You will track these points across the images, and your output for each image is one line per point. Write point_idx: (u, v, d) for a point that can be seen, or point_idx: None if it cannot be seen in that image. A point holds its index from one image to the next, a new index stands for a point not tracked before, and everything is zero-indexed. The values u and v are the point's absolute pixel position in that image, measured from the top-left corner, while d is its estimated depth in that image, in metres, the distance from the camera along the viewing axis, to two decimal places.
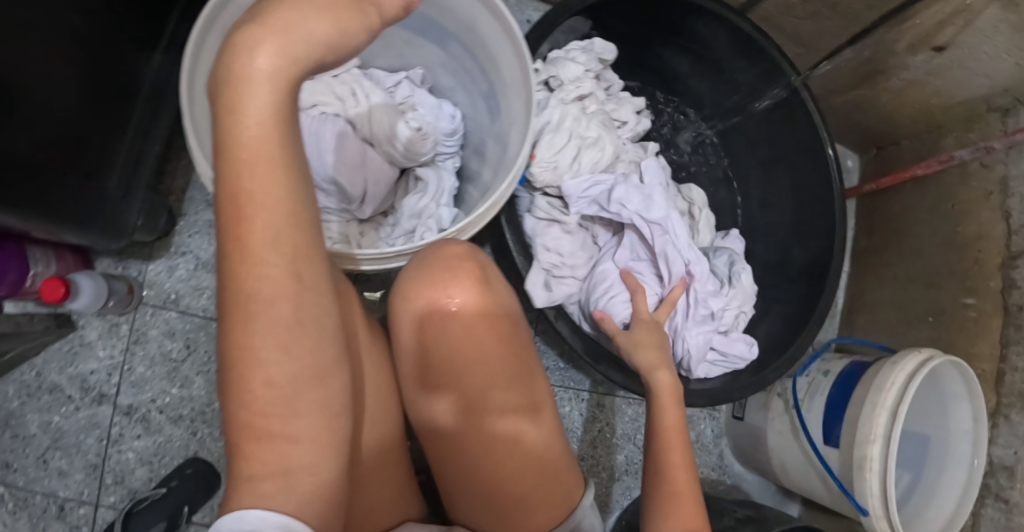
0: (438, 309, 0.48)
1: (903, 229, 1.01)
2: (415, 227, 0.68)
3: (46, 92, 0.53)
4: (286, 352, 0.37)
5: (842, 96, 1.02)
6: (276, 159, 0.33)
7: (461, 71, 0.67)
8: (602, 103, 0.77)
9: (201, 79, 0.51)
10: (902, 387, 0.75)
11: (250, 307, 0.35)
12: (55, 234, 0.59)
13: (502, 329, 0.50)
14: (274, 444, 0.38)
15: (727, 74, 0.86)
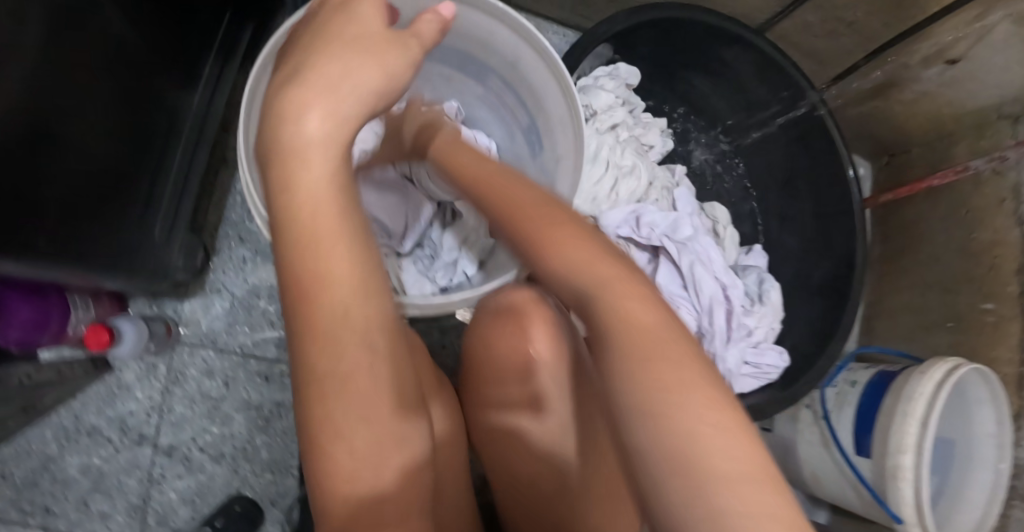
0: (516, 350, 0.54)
1: (918, 236, 1.03)
2: (455, 258, 0.70)
3: (97, 144, 0.54)
4: (372, 427, 0.37)
5: (856, 107, 1.03)
6: (338, 226, 0.34)
7: (496, 103, 0.68)
8: (632, 128, 0.78)
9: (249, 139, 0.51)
10: (931, 397, 0.77)
11: (326, 383, 0.36)
12: (103, 280, 0.59)
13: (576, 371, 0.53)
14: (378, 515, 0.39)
15: (747, 93, 0.88)
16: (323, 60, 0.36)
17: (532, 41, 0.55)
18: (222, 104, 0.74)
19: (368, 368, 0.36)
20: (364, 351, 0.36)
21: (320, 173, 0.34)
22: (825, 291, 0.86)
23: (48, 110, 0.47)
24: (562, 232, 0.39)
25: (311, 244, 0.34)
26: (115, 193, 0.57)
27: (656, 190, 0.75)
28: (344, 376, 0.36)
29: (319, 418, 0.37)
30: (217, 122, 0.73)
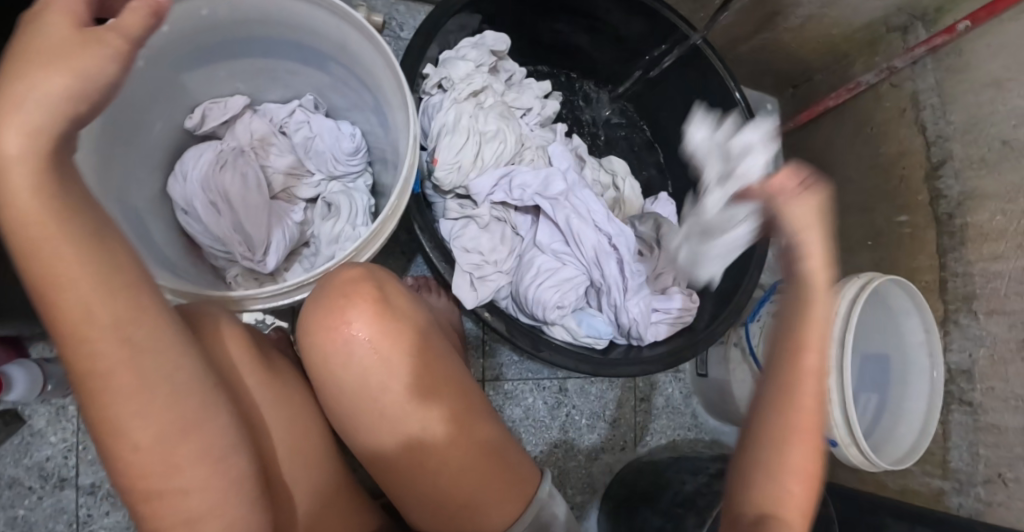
0: (344, 338, 0.49)
1: (829, 161, 1.03)
2: (335, 251, 0.67)
3: None
4: (152, 421, 0.38)
5: (745, 43, 1.03)
6: (56, 238, 0.34)
7: (347, 90, 0.67)
8: (501, 95, 0.78)
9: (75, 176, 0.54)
10: (846, 315, 0.77)
11: (97, 370, 0.36)
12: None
13: (407, 339, 0.51)
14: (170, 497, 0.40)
15: (625, 39, 0.86)
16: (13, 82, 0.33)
17: (348, 17, 0.54)
18: None
19: (130, 363, 0.37)
20: (120, 346, 0.36)
21: (26, 183, 0.33)
22: None
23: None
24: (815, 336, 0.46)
25: (28, 246, 0.34)
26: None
27: (529, 150, 0.77)
28: (105, 369, 0.36)
29: (94, 397, 0.37)
30: None
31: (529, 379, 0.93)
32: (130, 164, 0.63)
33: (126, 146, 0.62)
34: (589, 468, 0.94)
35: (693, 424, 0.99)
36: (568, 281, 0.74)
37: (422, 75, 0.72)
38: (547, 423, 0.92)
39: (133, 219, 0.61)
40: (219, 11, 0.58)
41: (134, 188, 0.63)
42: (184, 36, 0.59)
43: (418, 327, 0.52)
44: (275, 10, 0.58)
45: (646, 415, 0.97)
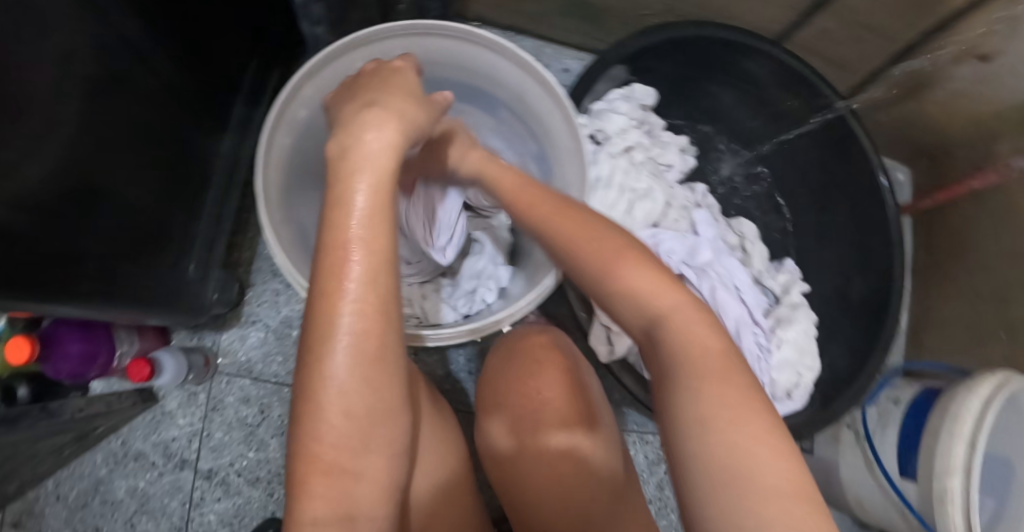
0: (505, 372, 0.67)
1: (966, 241, 0.97)
2: (474, 286, 0.73)
3: (120, 189, 0.58)
4: (362, 394, 0.44)
5: (887, 111, 1.00)
6: (377, 217, 0.44)
7: (511, 133, 0.71)
8: (648, 149, 0.80)
9: (272, 192, 0.59)
10: (979, 414, 0.74)
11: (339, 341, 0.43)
12: (145, 317, 0.65)
13: (542, 366, 0.66)
14: (345, 483, 0.45)
15: (772, 101, 0.86)
16: (382, 106, 0.47)
17: (539, 74, 0.59)
18: (250, 144, 0.79)
19: (372, 343, 0.44)
20: (379, 325, 0.44)
21: (373, 171, 0.44)
22: (865, 307, 0.83)
23: (77, 165, 0.52)
24: (689, 326, 0.41)
25: (348, 217, 0.43)
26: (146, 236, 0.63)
27: (674, 209, 0.76)
28: (352, 337, 0.43)
29: (325, 359, 0.43)
30: (244, 165, 0.78)
31: (634, 431, 0.88)
32: (308, 181, 0.67)
33: (310, 166, 0.66)
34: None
35: None
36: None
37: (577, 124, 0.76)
38: (644, 477, 0.87)
39: (303, 228, 0.65)
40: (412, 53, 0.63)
41: (309, 201, 0.68)
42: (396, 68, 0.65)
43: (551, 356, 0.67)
44: (464, 58, 0.63)
45: None
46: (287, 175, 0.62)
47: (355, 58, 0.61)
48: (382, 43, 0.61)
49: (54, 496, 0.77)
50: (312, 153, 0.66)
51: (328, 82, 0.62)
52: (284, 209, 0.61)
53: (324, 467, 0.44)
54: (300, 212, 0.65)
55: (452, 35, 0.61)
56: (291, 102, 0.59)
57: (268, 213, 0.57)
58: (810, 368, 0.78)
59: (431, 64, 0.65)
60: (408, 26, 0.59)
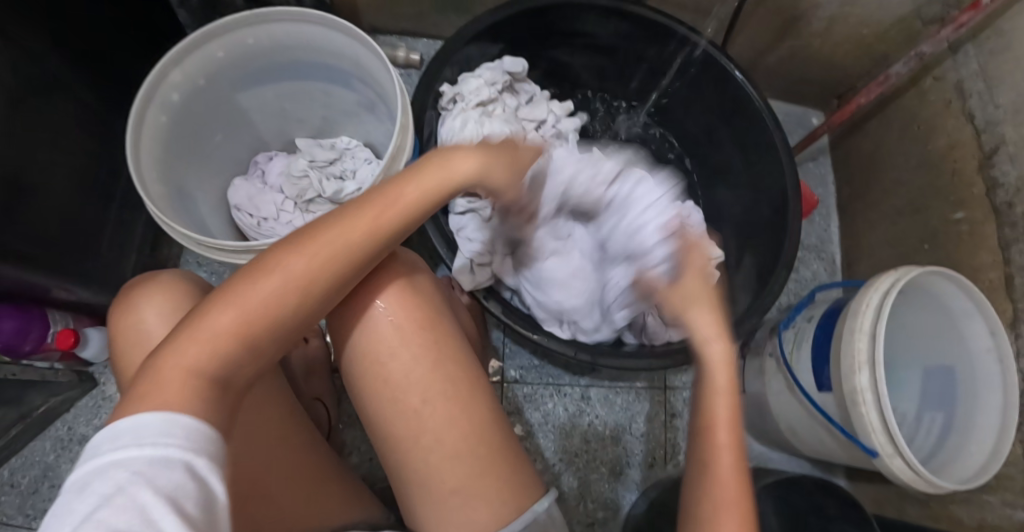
0: (367, 313, 0.53)
1: (880, 163, 0.95)
2: None
3: (40, 174, 0.68)
4: (252, 337, 0.43)
5: (770, 54, 0.99)
6: (364, 226, 0.45)
7: (372, 106, 0.81)
8: (512, 107, 0.87)
9: (145, 159, 0.67)
10: (879, 307, 0.71)
11: (249, 289, 0.43)
12: (76, 288, 0.74)
13: (428, 324, 0.54)
14: (236, 356, 0.42)
15: (638, 57, 0.92)
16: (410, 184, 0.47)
17: (364, 40, 0.70)
18: None
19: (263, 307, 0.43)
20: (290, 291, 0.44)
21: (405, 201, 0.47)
22: (770, 227, 0.86)
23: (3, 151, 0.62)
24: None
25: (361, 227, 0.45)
26: (71, 219, 0.73)
27: None
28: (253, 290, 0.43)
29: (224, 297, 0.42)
30: None
31: (550, 384, 0.90)
32: (188, 162, 0.77)
33: (188, 149, 0.76)
34: (614, 483, 0.87)
35: None
36: (574, 274, 0.78)
37: (438, 92, 0.83)
38: (566, 431, 0.88)
39: (181, 198, 0.74)
40: (263, 40, 0.73)
41: (191, 178, 0.78)
42: (256, 54, 0.75)
43: (433, 312, 0.55)
44: (310, 36, 0.73)
45: (678, 433, 0.89)
46: (162, 150, 0.71)
47: (211, 47, 0.71)
48: (237, 31, 0.71)
49: (8, 484, 0.83)
50: (190, 138, 0.76)
51: (193, 72, 0.71)
52: (159, 178, 0.70)
53: (195, 367, 0.40)
54: (180, 182, 0.75)
55: (292, 19, 0.71)
56: (161, 84, 0.68)
57: (138, 175, 0.65)
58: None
59: (284, 48, 0.75)
60: (254, 13, 0.70)
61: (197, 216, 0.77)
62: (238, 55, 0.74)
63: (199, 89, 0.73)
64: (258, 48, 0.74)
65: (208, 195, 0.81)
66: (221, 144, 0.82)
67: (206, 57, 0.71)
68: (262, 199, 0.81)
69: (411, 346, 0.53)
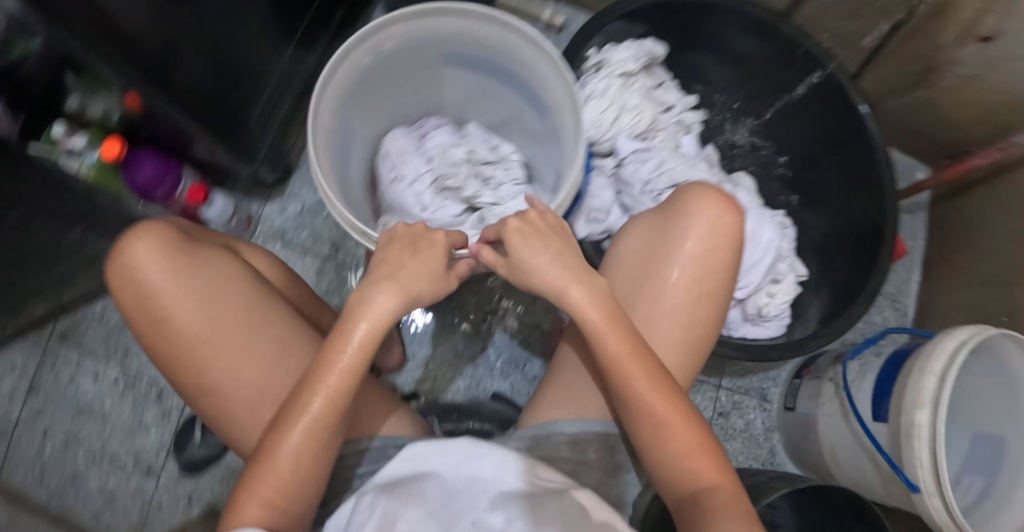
0: (685, 221, 0.59)
1: (977, 231, 0.96)
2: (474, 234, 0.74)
3: (212, 34, 0.73)
4: (296, 455, 0.50)
5: (897, 98, 1.03)
6: (358, 357, 0.53)
7: (545, 123, 0.74)
8: (648, 88, 0.91)
9: (327, 102, 0.64)
10: (953, 354, 0.73)
11: (273, 441, 0.50)
12: (217, 147, 0.80)
13: (724, 257, 0.59)
14: (297, 487, 0.50)
15: (766, 74, 0.94)
16: (382, 295, 0.55)
17: (566, 83, 0.64)
18: (312, 60, 0.95)
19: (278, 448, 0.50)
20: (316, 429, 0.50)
21: (386, 308, 0.55)
22: (858, 259, 0.87)
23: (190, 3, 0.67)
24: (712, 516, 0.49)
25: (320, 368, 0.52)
26: (229, 83, 0.79)
27: (662, 132, 0.90)
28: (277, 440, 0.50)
29: (266, 446, 0.50)
30: (306, 71, 0.94)
31: None
32: (367, 102, 0.73)
33: (368, 93, 0.72)
34: None
35: (769, 460, 0.95)
36: None
37: (585, 55, 0.87)
38: None
39: (342, 136, 0.71)
40: (480, 31, 0.68)
41: (361, 118, 0.75)
42: (467, 37, 0.69)
43: (721, 249, 0.58)
44: (526, 59, 0.67)
45: (720, 432, 0.95)
46: (347, 92, 0.68)
47: (440, 21, 0.67)
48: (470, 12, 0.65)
49: (98, 317, 0.90)
50: (378, 82, 0.72)
51: (409, 33, 0.67)
52: (333, 118, 0.66)
53: (265, 499, 0.49)
54: (348, 129, 0.72)
55: (528, 51, 0.66)
56: (380, 33, 0.64)
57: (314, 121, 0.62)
58: (784, 294, 0.85)
59: (495, 49, 0.70)
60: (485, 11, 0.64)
61: (347, 152, 0.73)
62: (453, 32, 0.69)
63: (409, 48, 0.70)
64: (483, 40, 0.69)
65: (364, 133, 0.77)
66: (404, 95, 0.78)
67: (424, 24, 0.67)
68: (409, 157, 0.78)
69: (701, 287, 0.58)
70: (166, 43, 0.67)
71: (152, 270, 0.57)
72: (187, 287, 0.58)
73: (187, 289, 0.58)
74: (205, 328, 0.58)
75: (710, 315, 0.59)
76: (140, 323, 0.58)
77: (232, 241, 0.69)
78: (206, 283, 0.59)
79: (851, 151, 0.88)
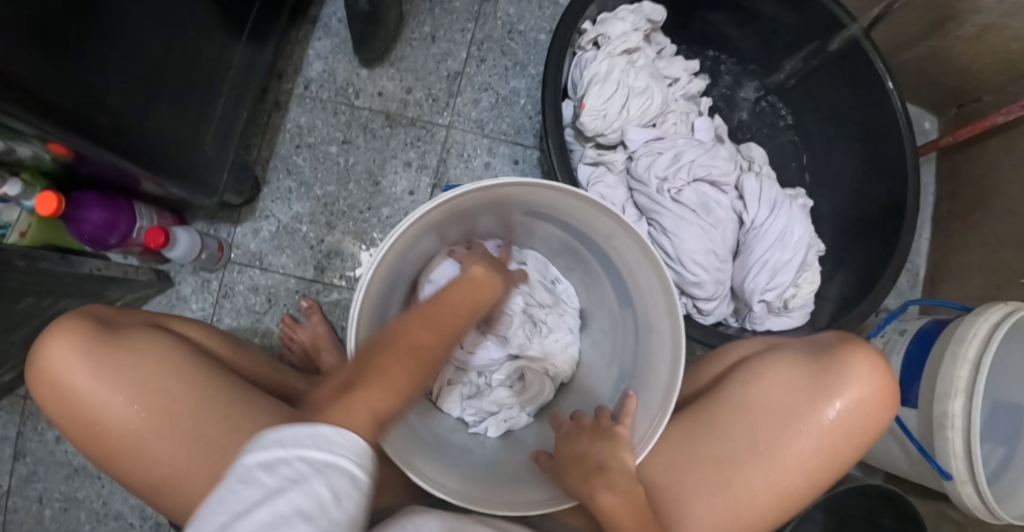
0: (832, 396, 0.57)
1: (993, 186, 0.92)
2: (494, 408, 0.71)
3: (149, 55, 0.61)
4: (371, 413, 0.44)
5: (913, 48, 0.95)
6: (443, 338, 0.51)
7: (607, 273, 0.68)
8: (652, 60, 0.81)
9: (365, 307, 0.54)
10: (986, 338, 0.70)
11: (366, 379, 0.46)
12: (170, 184, 0.70)
13: (843, 457, 0.58)
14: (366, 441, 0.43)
15: (779, 32, 0.86)
16: (477, 279, 0.56)
17: (628, 229, 0.57)
18: (268, 54, 0.82)
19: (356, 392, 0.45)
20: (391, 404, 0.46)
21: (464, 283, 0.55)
22: (876, 230, 0.82)
23: (113, 26, 0.55)
24: None
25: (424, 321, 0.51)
26: (177, 109, 0.67)
27: (673, 114, 0.78)
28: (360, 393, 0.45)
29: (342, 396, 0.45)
30: (264, 70, 0.82)
31: None
32: (423, 243, 0.63)
33: (415, 250, 0.63)
34: None
35: None
36: (710, 250, 0.68)
37: (579, 30, 0.76)
38: None
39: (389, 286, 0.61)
40: (541, 198, 0.59)
41: (403, 275, 0.65)
42: (532, 201, 0.60)
43: (843, 440, 0.57)
44: (592, 223, 0.61)
45: None
46: (400, 254, 0.57)
47: (515, 188, 0.57)
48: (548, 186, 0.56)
49: None
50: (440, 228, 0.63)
51: (470, 200, 0.57)
52: (384, 274, 0.57)
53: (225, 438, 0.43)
54: (390, 292, 0.63)
55: (608, 217, 0.58)
56: (436, 209, 0.55)
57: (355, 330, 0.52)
58: (811, 282, 0.73)
59: (558, 210, 0.61)
60: (562, 186, 0.55)
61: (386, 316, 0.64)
62: (516, 195, 0.59)
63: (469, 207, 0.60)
64: (552, 204, 0.60)
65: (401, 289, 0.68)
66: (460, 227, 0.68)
67: (484, 195, 0.57)
68: None
69: (810, 467, 0.57)
70: (96, 84, 0.55)
71: (62, 362, 0.52)
72: (104, 372, 0.52)
73: (103, 371, 0.52)
74: (132, 415, 0.52)
75: (805, 491, 0.58)
76: (62, 419, 0.54)
77: (163, 316, 0.62)
78: (132, 368, 0.53)
79: (871, 114, 0.81)
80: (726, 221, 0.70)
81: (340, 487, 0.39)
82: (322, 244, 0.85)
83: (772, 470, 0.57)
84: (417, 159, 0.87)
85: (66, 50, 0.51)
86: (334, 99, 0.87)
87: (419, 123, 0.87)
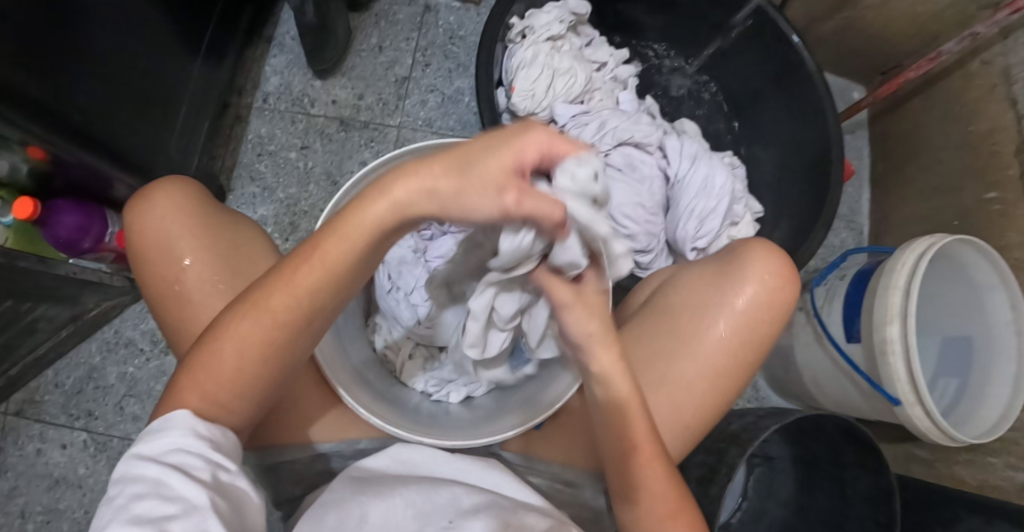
0: (734, 290, 0.59)
1: (918, 140, 0.98)
2: (449, 378, 0.72)
3: (111, 67, 0.67)
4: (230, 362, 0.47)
5: (828, 21, 1.02)
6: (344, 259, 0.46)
7: None
8: (577, 47, 0.87)
9: None
10: (913, 267, 0.73)
11: (229, 333, 0.47)
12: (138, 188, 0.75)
13: (763, 332, 0.60)
14: (234, 389, 0.47)
15: (697, 15, 0.92)
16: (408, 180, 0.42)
17: None
18: (225, 72, 0.88)
19: (225, 344, 0.47)
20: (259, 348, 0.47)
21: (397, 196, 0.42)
22: (806, 184, 0.87)
23: (75, 37, 0.61)
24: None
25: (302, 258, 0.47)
26: (140, 117, 0.73)
27: (599, 92, 0.86)
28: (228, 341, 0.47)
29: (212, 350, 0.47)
30: (222, 87, 0.88)
31: None
32: None
33: None
34: None
35: (753, 396, 0.98)
36: (637, 204, 0.75)
37: (508, 24, 0.82)
38: None
39: None
40: None
41: None
42: None
43: (757, 321, 0.59)
44: None
45: None
46: None
47: None
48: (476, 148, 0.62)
49: (53, 384, 0.85)
50: None
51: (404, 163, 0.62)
52: None
53: (204, 389, 0.47)
54: None
55: None
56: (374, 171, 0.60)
57: None
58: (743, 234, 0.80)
59: None
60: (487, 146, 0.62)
61: None
62: None
63: None
64: None
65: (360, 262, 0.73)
66: None
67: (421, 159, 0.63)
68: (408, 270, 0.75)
69: (734, 353, 0.60)
70: (61, 89, 0.60)
71: (176, 225, 0.56)
72: (205, 228, 0.57)
73: (212, 244, 0.57)
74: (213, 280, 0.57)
75: (741, 369, 0.60)
76: (140, 259, 0.57)
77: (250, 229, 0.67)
78: (229, 239, 0.59)
79: (789, 78, 0.87)
80: (651, 178, 0.77)
81: (187, 460, 0.42)
82: (286, 244, 0.89)
83: (698, 366, 0.60)
84: (372, 158, 0.92)
85: (33, 56, 0.56)
86: (290, 109, 0.93)
87: (372, 125, 0.93)
